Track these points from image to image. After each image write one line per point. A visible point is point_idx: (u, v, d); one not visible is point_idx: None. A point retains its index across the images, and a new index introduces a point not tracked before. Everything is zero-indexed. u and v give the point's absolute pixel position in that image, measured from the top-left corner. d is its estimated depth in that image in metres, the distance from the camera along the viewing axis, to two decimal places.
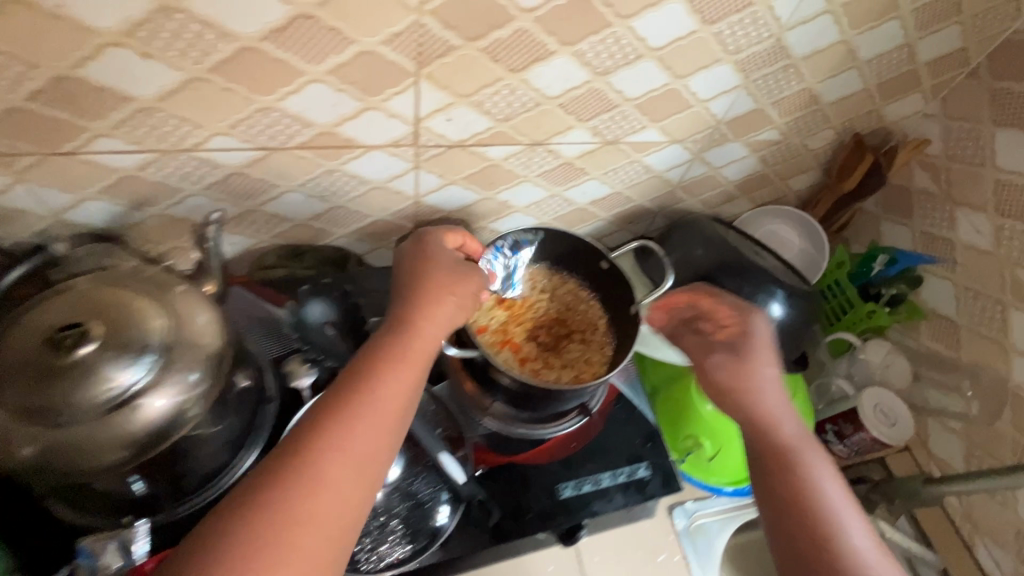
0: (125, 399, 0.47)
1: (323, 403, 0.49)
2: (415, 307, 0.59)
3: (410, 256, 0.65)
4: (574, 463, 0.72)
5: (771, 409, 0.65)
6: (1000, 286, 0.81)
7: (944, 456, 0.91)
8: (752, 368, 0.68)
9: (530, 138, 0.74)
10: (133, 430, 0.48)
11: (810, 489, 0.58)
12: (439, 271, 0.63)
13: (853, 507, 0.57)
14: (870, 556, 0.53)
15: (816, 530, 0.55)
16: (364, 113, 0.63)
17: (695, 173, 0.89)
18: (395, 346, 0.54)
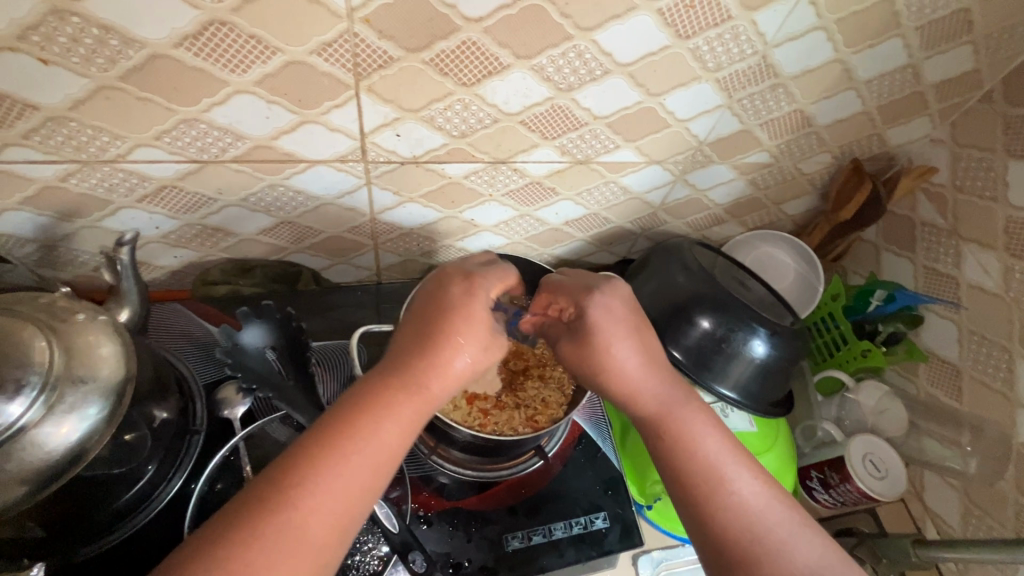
0: (7, 437, 0.43)
1: (289, 469, 0.42)
2: (423, 362, 0.50)
3: (445, 290, 0.54)
4: (525, 511, 0.66)
5: (626, 382, 0.57)
6: (1007, 333, 0.74)
7: (940, 512, 0.84)
8: (598, 352, 0.57)
9: (492, 156, 0.68)
10: (18, 472, 0.43)
11: (688, 457, 0.53)
12: (468, 320, 0.52)
13: (734, 454, 0.53)
14: (755, 503, 0.51)
15: (695, 492, 0.52)
16: (302, 126, 0.58)
17: (678, 195, 0.83)
18: (389, 414, 0.46)
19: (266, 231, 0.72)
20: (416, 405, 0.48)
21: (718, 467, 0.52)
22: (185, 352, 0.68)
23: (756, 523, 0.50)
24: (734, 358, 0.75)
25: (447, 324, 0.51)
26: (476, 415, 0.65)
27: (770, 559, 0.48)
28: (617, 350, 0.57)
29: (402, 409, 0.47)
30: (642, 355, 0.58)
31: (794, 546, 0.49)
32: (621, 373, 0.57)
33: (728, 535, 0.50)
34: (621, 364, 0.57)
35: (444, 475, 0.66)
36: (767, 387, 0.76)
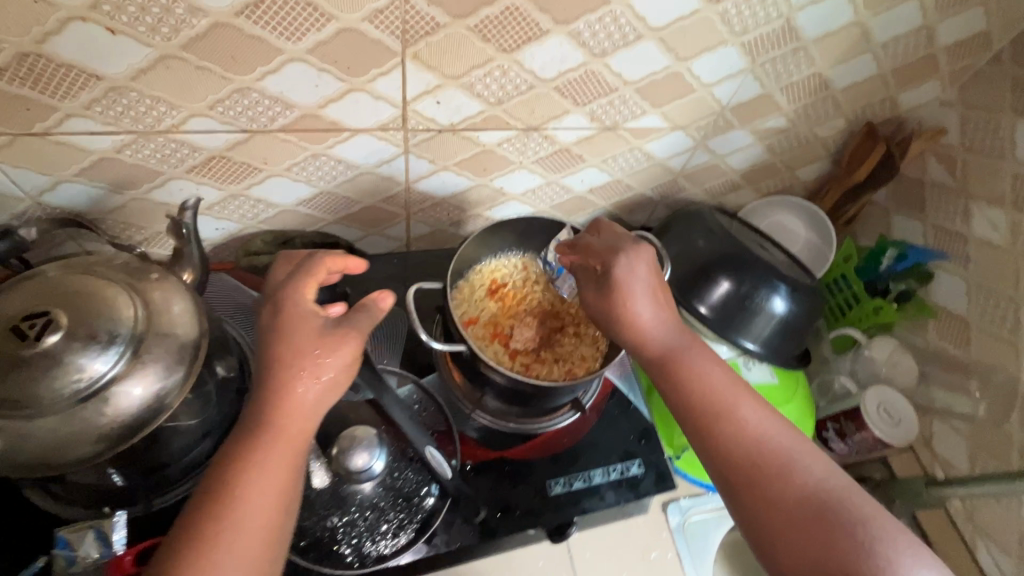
0: (97, 389, 0.45)
1: (176, 548, 0.44)
2: (266, 401, 0.49)
3: (261, 324, 0.53)
4: (565, 459, 0.69)
5: (639, 328, 0.60)
6: (1014, 283, 0.77)
7: (949, 458, 0.88)
8: (616, 304, 0.61)
9: (525, 123, 0.71)
10: (105, 422, 0.46)
11: (695, 391, 0.56)
12: (289, 346, 0.51)
13: (739, 387, 0.57)
14: (763, 431, 0.54)
15: (700, 424, 0.55)
16: (348, 94, 0.61)
17: (698, 161, 0.86)
18: (247, 467, 0.47)
19: (305, 201, 0.74)
20: (273, 444, 0.48)
21: (726, 399, 0.55)
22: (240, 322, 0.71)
23: (764, 447, 0.53)
24: (758, 314, 0.78)
25: (278, 355, 0.51)
26: (519, 367, 0.67)
27: (780, 481, 0.51)
28: (634, 304, 0.60)
29: (263, 454, 0.47)
30: (659, 308, 0.61)
31: (803, 464, 0.52)
32: (633, 323, 0.60)
33: (736, 461, 0.53)
34: (635, 315, 0.60)
35: (483, 427, 0.70)
36: (787, 342, 0.80)
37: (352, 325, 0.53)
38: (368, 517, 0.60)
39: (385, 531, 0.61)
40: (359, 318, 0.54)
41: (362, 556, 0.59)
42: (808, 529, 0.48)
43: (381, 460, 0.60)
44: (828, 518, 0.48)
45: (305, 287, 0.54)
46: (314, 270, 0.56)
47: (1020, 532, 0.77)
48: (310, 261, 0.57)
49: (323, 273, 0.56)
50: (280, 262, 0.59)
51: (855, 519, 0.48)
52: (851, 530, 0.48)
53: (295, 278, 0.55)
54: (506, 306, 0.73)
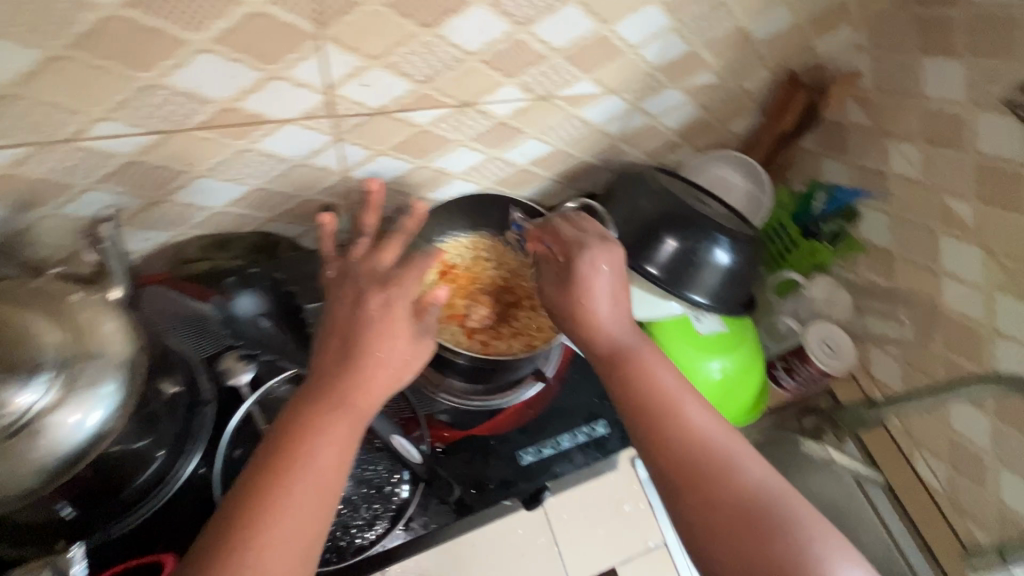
0: (27, 421, 0.43)
1: (237, 507, 0.45)
2: (360, 384, 0.51)
3: (366, 312, 0.53)
4: (533, 429, 0.71)
5: (591, 323, 0.61)
6: (931, 213, 0.83)
7: (884, 379, 0.94)
8: (574, 295, 0.62)
9: (458, 99, 0.70)
10: (41, 455, 0.43)
11: (642, 391, 0.57)
12: (389, 348, 0.52)
13: (685, 387, 0.57)
14: (707, 431, 0.54)
15: (644, 421, 0.55)
16: (267, 84, 0.58)
17: (635, 123, 0.87)
18: (319, 436, 0.48)
19: (237, 201, 0.71)
20: (350, 423, 0.50)
21: (672, 399, 0.56)
22: (184, 337, 0.65)
23: (706, 448, 0.53)
24: (703, 267, 0.81)
25: (376, 351, 0.51)
26: (477, 345, 0.67)
27: (718, 481, 0.51)
28: (592, 300, 0.61)
29: (333, 427, 0.49)
30: (617, 302, 0.62)
31: (741, 467, 0.52)
32: (588, 318, 0.61)
33: (680, 459, 0.53)
34: (591, 311, 0.61)
35: (451, 409, 0.70)
36: (734, 290, 0.83)
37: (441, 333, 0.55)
38: (345, 511, 0.61)
39: (362, 523, 0.61)
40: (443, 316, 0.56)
41: (341, 549, 0.60)
42: (742, 529, 0.49)
43: None
44: (758, 521, 0.49)
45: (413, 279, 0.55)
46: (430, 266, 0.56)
47: (949, 438, 0.85)
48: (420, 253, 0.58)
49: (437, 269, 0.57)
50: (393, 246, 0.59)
51: (787, 528, 0.49)
52: (781, 537, 0.48)
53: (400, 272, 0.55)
54: (459, 286, 0.72)
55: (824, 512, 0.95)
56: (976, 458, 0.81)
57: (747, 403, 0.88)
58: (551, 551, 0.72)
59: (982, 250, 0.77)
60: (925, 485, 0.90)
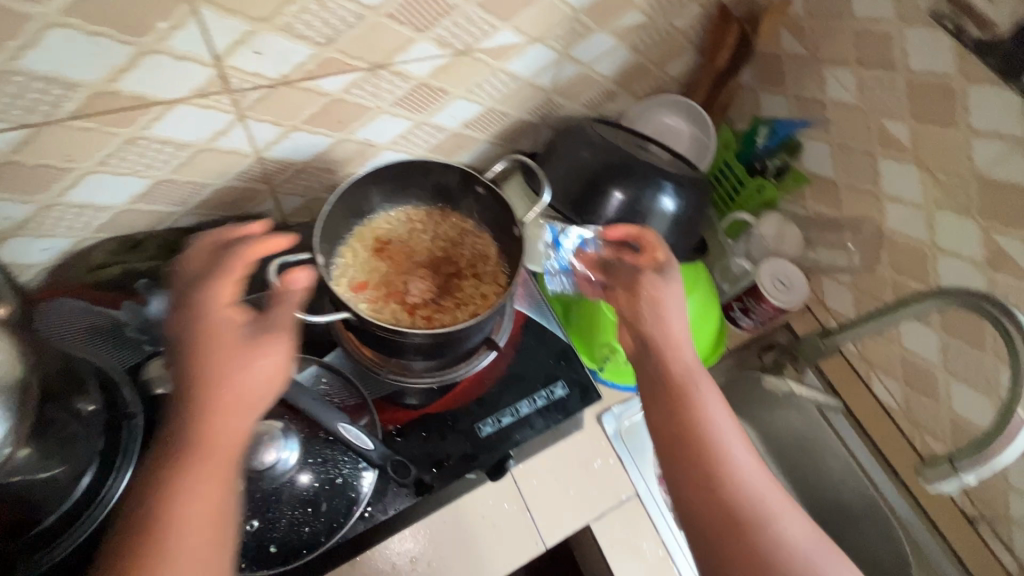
0: None
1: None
2: (199, 411, 0.46)
3: (175, 333, 0.49)
4: (490, 399, 0.68)
5: (658, 345, 0.60)
6: (869, 136, 0.82)
7: (838, 308, 0.95)
8: (651, 316, 0.62)
9: (368, 61, 0.64)
10: None
11: (694, 424, 0.56)
12: (210, 359, 0.47)
13: (738, 432, 0.57)
14: (755, 480, 0.54)
15: (697, 454, 0.55)
16: (142, 60, 0.52)
17: (567, 73, 0.83)
18: (181, 485, 0.44)
19: (142, 197, 0.65)
20: (205, 462, 0.45)
21: (724, 440, 0.55)
22: (100, 347, 0.63)
23: (753, 497, 0.53)
24: (649, 216, 0.79)
25: (202, 366, 0.47)
26: (420, 322, 0.64)
27: (763, 531, 0.51)
28: (664, 325, 0.61)
29: (192, 469, 0.44)
30: (686, 332, 0.62)
31: (783, 519, 0.52)
32: (657, 341, 0.60)
33: (727, 500, 0.53)
34: (661, 336, 0.60)
35: (420, 392, 0.67)
36: (683, 236, 0.82)
37: (276, 323, 0.50)
38: (297, 509, 0.58)
39: (316, 519, 0.58)
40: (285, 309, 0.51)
41: (295, 548, 0.57)
42: None
43: (293, 449, 0.58)
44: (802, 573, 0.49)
45: (228, 285, 0.51)
46: (231, 265, 0.52)
47: (902, 357, 0.87)
48: (218, 257, 0.53)
49: (243, 265, 0.52)
50: (192, 256, 0.54)
51: None
52: None
53: (212, 277, 0.51)
54: (396, 263, 0.68)
55: (795, 443, 0.99)
56: (928, 373, 0.84)
57: (706, 347, 0.89)
58: (524, 517, 0.71)
59: (920, 168, 0.77)
60: (882, 405, 0.93)
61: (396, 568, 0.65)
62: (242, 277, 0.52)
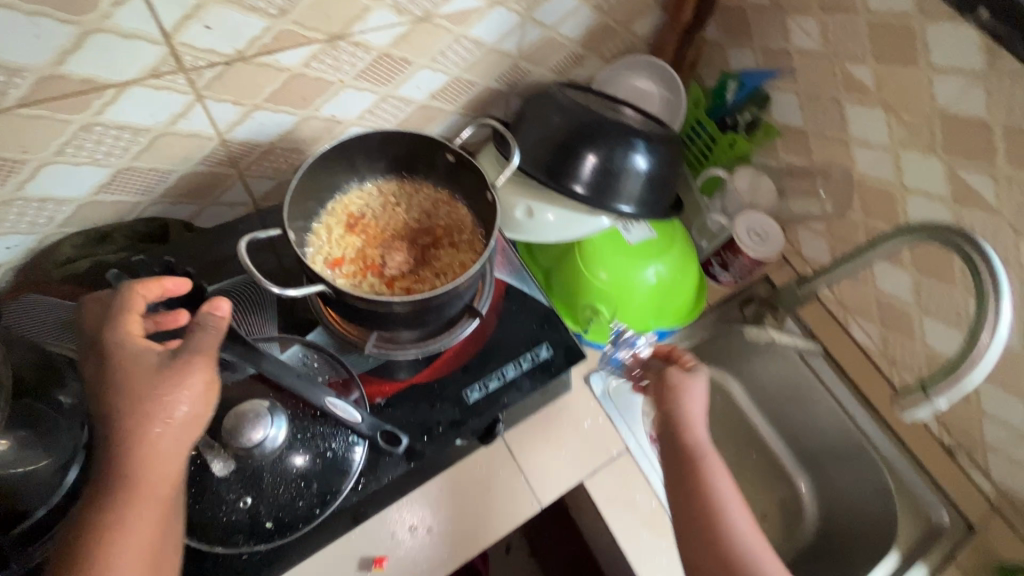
0: None
1: None
2: (126, 447, 0.47)
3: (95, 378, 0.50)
4: (476, 365, 0.69)
5: (677, 426, 0.66)
6: (834, 82, 0.83)
7: (814, 257, 0.97)
8: (673, 398, 0.68)
9: (325, 32, 0.63)
10: None
11: (706, 500, 0.62)
12: (129, 394, 0.47)
13: (744, 508, 0.63)
14: (757, 554, 0.60)
15: (706, 524, 0.61)
16: (87, 40, 0.51)
17: (531, 37, 0.82)
18: (120, 520, 0.46)
19: (104, 187, 0.64)
20: (137, 499, 0.47)
21: (730, 515, 0.62)
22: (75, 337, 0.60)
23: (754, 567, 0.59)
24: (623, 175, 0.79)
25: (124, 402, 0.47)
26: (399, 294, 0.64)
27: None
28: (687, 407, 0.67)
29: (126, 504, 0.47)
30: (705, 415, 0.68)
31: None
32: (677, 423, 0.66)
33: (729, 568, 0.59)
34: (683, 418, 0.66)
35: (411, 365, 0.67)
36: (659, 193, 0.82)
37: (192, 350, 0.49)
38: (289, 485, 0.58)
39: (309, 494, 0.59)
40: (201, 338, 0.50)
41: (291, 523, 0.58)
42: None
43: (280, 429, 0.58)
44: None
45: (130, 326, 0.52)
46: (133, 305, 0.53)
47: (877, 299, 0.89)
48: (118, 301, 0.54)
49: (140, 306, 0.53)
50: (94, 300, 0.56)
51: None
52: None
53: (116, 320, 0.52)
54: (371, 237, 0.68)
55: (781, 391, 1.02)
56: (902, 312, 0.86)
57: (688, 302, 0.89)
58: (519, 480, 0.72)
59: (884, 110, 0.78)
60: (861, 347, 0.95)
61: (395, 539, 0.67)
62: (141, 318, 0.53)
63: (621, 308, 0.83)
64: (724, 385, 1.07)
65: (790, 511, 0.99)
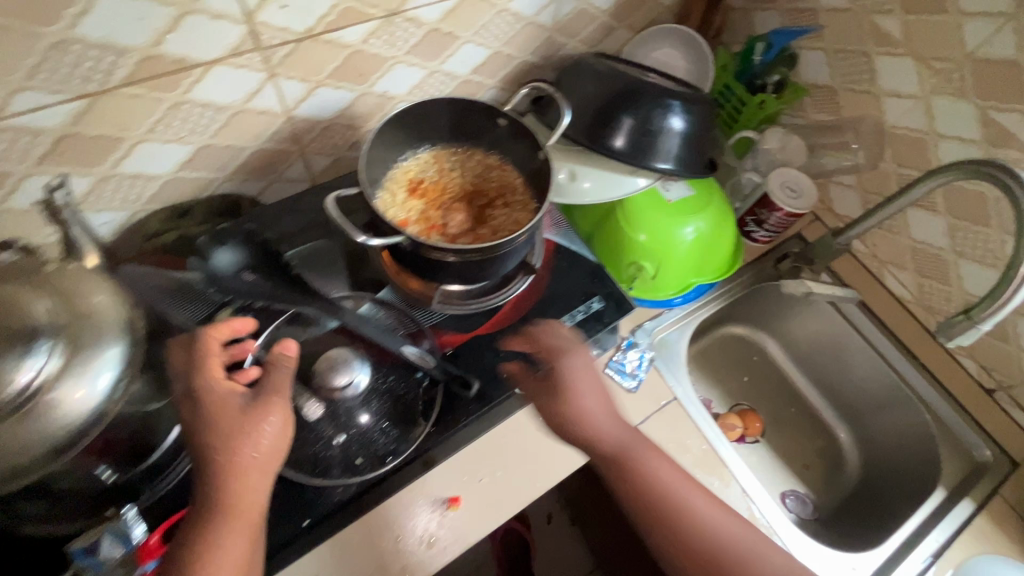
0: (35, 393, 0.42)
1: None
2: (219, 481, 0.51)
3: (185, 420, 0.53)
4: (533, 318, 0.73)
5: (594, 424, 0.63)
6: (863, 36, 0.85)
7: (846, 212, 1.00)
8: (569, 405, 0.64)
9: (383, 9, 0.68)
10: (59, 424, 0.43)
11: (652, 488, 0.62)
12: (218, 431, 0.51)
13: (684, 480, 0.64)
14: (704, 511, 0.62)
15: (651, 512, 0.62)
16: (182, 21, 0.56)
17: (566, 9, 0.86)
18: (215, 546, 0.49)
19: (186, 164, 0.69)
20: (231, 525, 0.50)
21: (675, 490, 0.63)
22: (177, 304, 0.64)
23: (701, 527, 0.61)
24: (661, 134, 0.82)
25: (216, 435, 0.51)
26: None
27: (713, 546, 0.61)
28: (586, 402, 0.64)
29: (220, 531, 0.49)
30: (604, 403, 0.65)
31: (719, 524, 0.62)
32: (584, 422, 0.63)
33: (683, 544, 0.61)
34: (586, 415, 0.63)
35: (472, 317, 0.72)
36: (695, 152, 0.85)
37: (272, 388, 0.55)
38: (375, 427, 0.64)
39: (393, 435, 0.64)
40: (276, 377, 0.56)
41: (378, 460, 0.63)
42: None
43: (365, 371, 0.65)
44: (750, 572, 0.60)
45: (211, 368, 0.54)
46: (208, 348, 0.55)
47: (911, 248, 0.92)
48: (195, 347, 0.56)
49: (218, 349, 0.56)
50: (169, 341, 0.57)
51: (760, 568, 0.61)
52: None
53: (194, 363, 0.55)
54: (431, 200, 0.72)
55: (819, 346, 1.05)
56: (936, 259, 0.89)
57: (726, 259, 0.92)
58: None
59: (915, 59, 0.80)
60: (896, 297, 0.98)
61: (476, 481, 0.69)
62: (220, 359, 0.56)
63: (664, 264, 0.87)
64: (761, 344, 1.11)
65: (830, 459, 1.03)
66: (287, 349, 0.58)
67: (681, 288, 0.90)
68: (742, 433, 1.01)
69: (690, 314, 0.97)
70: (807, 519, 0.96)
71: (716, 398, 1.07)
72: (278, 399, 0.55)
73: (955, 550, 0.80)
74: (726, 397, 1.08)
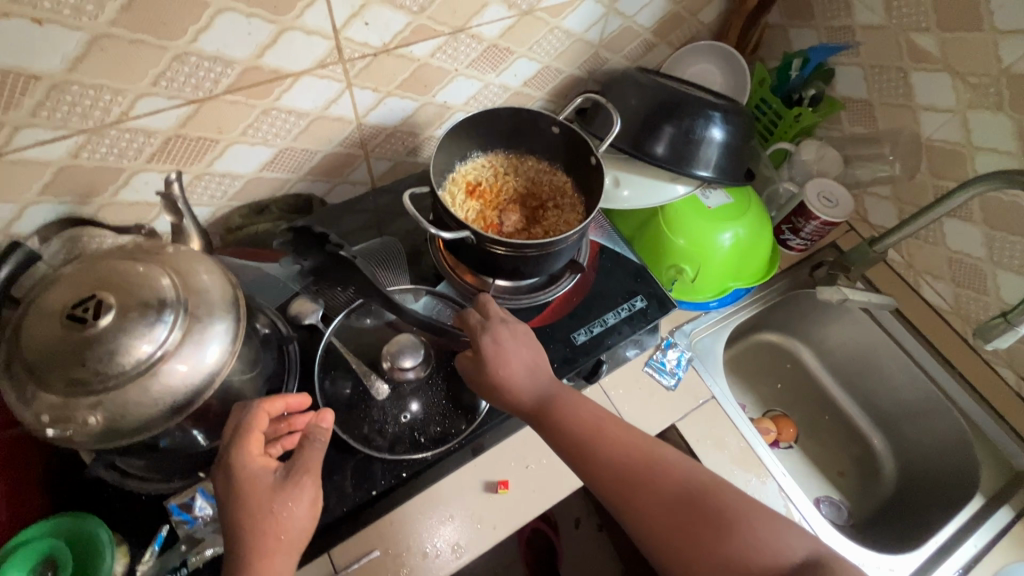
0: (159, 359, 0.48)
1: None
2: (241, 563, 0.50)
3: (220, 496, 0.53)
4: (580, 314, 0.78)
5: (510, 383, 0.64)
6: (899, 52, 0.89)
7: (882, 223, 1.02)
8: (489, 370, 0.64)
9: (450, 26, 0.74)
10: (177, 387, 0.49)
11: (576, 432, 0.62)
12: (246, 510, 0.51)
13: (610, 421, 0.63)
14: (631, 447, 0.61)
15: (582, 456, 0.61)
16: (282, 36, 0.63)
17: (612, 27, 0.92)
18: None
19: (267, 165, 0.76)
20: None
21: (598, 430, 0.62)
22: (265, 293, 0.72)
23: (636, 462, 0.60)
24: (701, 144, 0.86)
25: (245, 517, 0.51)
26: None
27: (651, 479, 0.59)
28: (504, 361, 0.64)
29: None
30: (525, 359, 0.66)
31: (654, 454, 0.61)
32: (504, 381, 0.64)
33: (613, 478, 0.60)
34: (506, 374, 0.64)
35: (524, 311, 0.77)
36: (734, 161, 0.89)
37: (304, 468, 0.54)
38: (435, 408, 0.70)
39: (452, 416, 0.70)
40: (308, 454, 0.54)
41: (437, 438, 0.68)
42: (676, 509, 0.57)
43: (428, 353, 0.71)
44: (691, 496, 0.58)
45: (250, 442, 0.54)
46: (253, 421, 0.54)
47: (948, 258, 0.94)
48: (243, 417, 0.55)
49: (263, 422, 0.55)
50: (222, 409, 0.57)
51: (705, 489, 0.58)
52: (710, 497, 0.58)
53: (235, 435, 0.54)
54: (488, 201, 0.79)
55: (854, 355, 1.06)
56: (974, 269, 0.91)
57: (763, 265, 0.96)
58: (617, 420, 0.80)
59: (952, 74, 0.84)
60: (932, 306, 0.99)
61: (525, 469, 0.74)
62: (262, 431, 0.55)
63: (702, 267, 0.91)
64: (794, 352, 1.13)
65: (865, 465, 1.05)
66: (323, 421, 0.57)
67: (718, 292, 0.94)
68: (775, 437, 1.04)
69: (727, 316, 1.01)
70: (843, 525, 0.97)
71: (750, 404, 1.09)
72: (308, 478, 0.54)
73: (993, 556, 0.81)
74: (759, 402, 1.10)
